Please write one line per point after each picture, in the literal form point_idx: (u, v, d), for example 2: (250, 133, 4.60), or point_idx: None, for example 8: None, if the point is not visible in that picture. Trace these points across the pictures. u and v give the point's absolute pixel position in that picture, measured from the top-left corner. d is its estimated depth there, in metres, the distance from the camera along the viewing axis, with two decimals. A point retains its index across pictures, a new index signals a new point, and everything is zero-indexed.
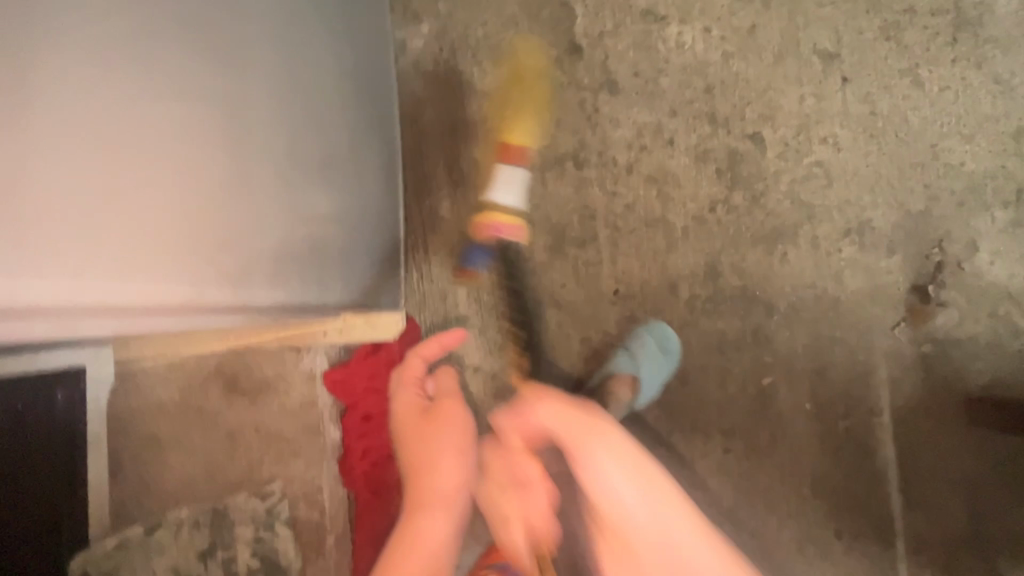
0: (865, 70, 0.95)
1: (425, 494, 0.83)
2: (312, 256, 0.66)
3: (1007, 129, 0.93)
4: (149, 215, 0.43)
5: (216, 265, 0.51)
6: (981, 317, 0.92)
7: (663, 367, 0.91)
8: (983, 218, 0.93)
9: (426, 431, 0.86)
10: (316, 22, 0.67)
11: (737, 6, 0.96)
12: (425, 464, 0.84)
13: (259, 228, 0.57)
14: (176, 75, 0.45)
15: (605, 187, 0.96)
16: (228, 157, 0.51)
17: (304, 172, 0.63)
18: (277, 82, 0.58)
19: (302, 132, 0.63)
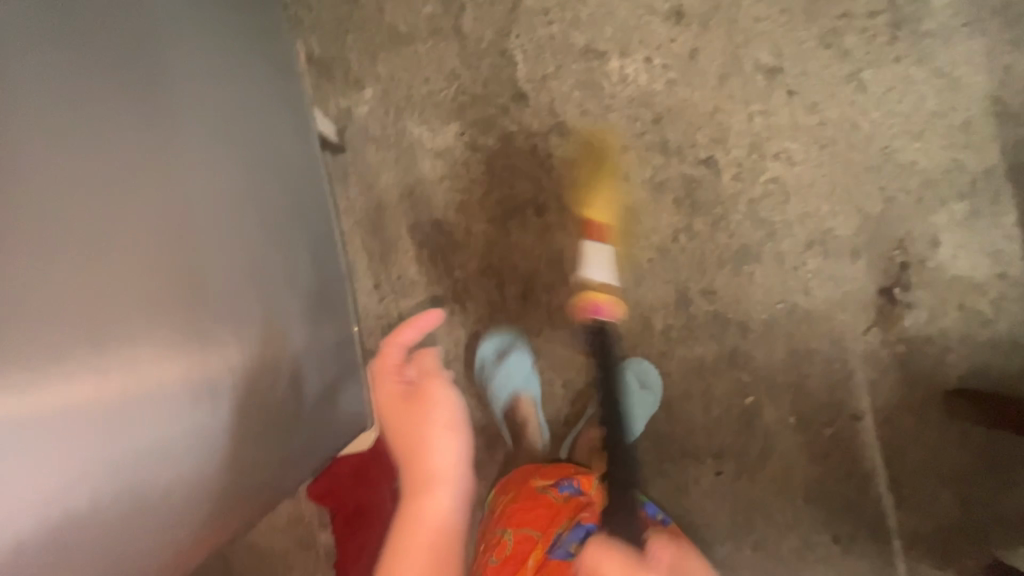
0: (809, 80, 0.95)
1: (420, 479, 0.69)
2: (263, 316, 0.64)
3: (956, 121, 0.94)
4: (102, 303, 0.42)
5: (179, 320, 0.50)
6: (950, 310, 0.93)
7: (644, 401, 0.93)
8: (942, 213, 0.94)
9: (413, 415, 0.72)
10: (248, 88, 0.68)
11: (674, 32, 0.96)
12: (416, 454, 0.70)
13: (222, 306, 0.57)
14: (119, 125, 0.47)
15: (568, 230, 0.97)
16: (169, 229, 0.51)
17: (260, 244, 0.65)
18: (211, 139, 0.59)
19: (252, 209, 0.65)
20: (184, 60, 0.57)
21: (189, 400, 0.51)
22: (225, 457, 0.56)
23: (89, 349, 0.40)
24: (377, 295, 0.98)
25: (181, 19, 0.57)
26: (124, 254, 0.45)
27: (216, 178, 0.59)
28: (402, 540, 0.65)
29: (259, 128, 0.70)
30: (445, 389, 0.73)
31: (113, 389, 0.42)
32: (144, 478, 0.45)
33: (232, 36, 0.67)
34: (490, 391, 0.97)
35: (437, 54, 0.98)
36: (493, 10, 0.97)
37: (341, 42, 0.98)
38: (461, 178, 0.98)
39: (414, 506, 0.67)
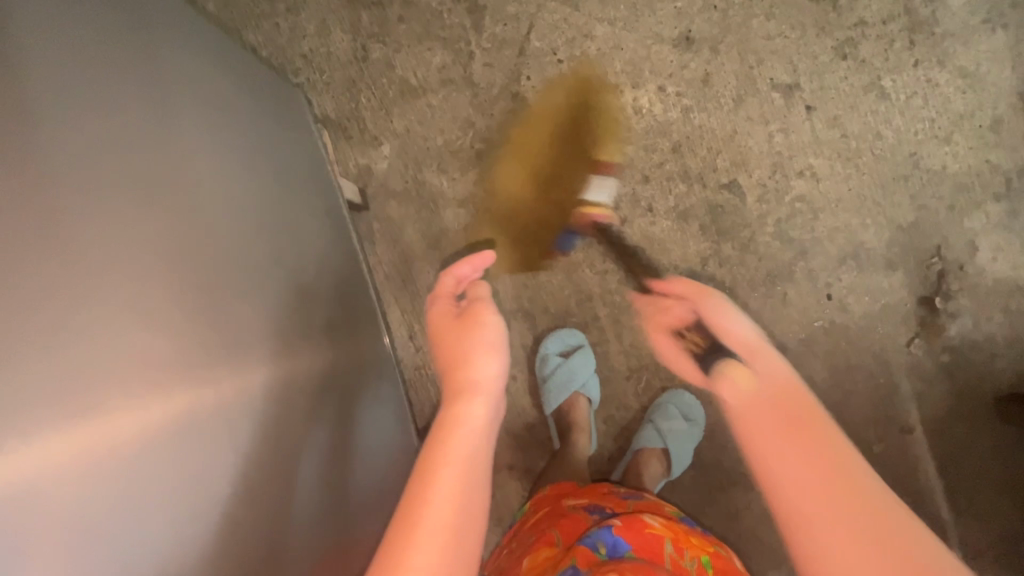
0: (827, 94, 0.93)
1: (457, 384, 0.60)
2: (284, 350, 0.65)
3: (984, 121, 0.91)
4: (122, 308, 0.43)
5: (196, 335, 0.51)
6: (994, 315, 0.91)
7: (690, 435, 0.92)
8: (977, 216, 0.91)
9: (464, 336, 0.64)
10: (240, 122, 0.72)
11: (685, 59, 0.95)
12: (458, 363, 0.62)
13: (242, 332, 0.58)
14: (115, 128, 0.49)
15: (595, 266, 0.97)
16: (173, 241, 0.52)
17: (273, 276, 0.68)
18: (205, 160, 0.61)
19: (259, 243, 0.67)
20: (174, 81, 0.60)
21: (215, 418, 0.50)
22: (267, 490, 0.56)
23: (133, 377, 0.42)
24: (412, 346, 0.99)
25: (174, 68, 0.61)
26: (150, 286, 0.47)
27: (220, 210, 0.61)
28: (437, 437, 0.54)
29: (258, 168, 0.73)
30: (492, 313, 0.66)
31: (141, 392, 0.42)
32: (191, 499, 0.46)
33: (224, 84, 0.72)
34: (531, 431, 0.99)
35: (450, 103, 0.98)
36: (501, 55, 0.97)
37: (355, 101, 1.00)
38: (484, 224, 0.98)
39: (449, 407, 0.57)
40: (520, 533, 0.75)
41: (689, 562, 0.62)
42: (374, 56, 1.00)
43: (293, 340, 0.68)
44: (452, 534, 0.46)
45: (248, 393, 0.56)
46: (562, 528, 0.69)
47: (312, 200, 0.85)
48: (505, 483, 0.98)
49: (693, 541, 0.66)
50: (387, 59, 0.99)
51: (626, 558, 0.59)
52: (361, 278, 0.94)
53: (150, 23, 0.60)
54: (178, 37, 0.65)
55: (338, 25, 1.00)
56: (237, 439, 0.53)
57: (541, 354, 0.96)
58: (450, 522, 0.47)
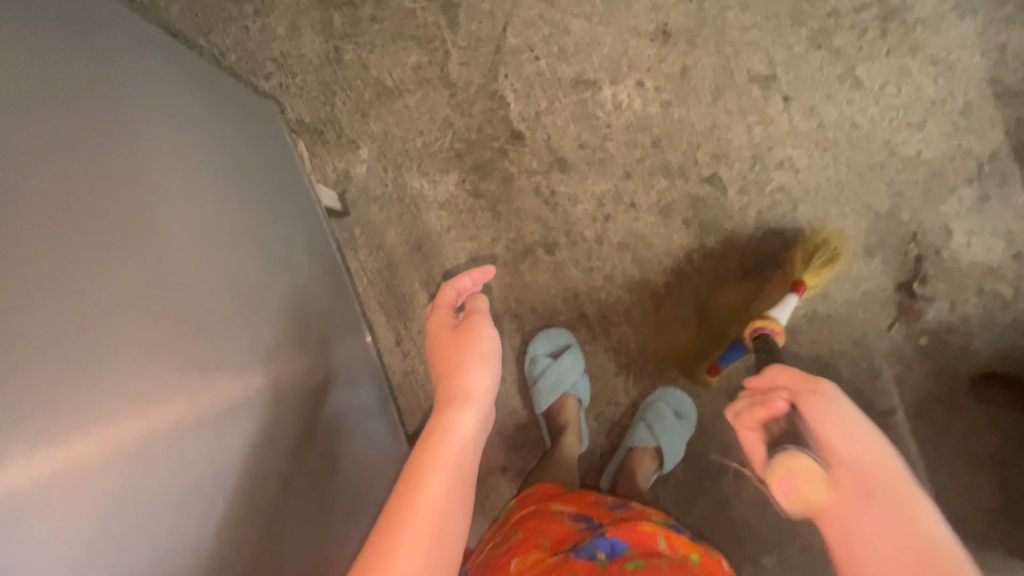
0: (803, 84, 0.94)
1: (446, 393, 0.59)
2: (272, 355, 0.64)
3: (956, 107, 0.93)
4: (104, 326, 0.42)
5: (180, 349, 0.50)
6: (970, 297, 0.93)
7: (682, 432, 0.93)
8: (951, 201, 0.93)
9: (457, 344, 0.64)
10: (212, 124, 0.70)
11: (663, 53, 0.95)
12: (451, 371, 0.61)
13: (221, 341, 0.56)
14: (88, 139, 0.47)
15: (580, 265, 0.97)
16: (151, 254, 0.51)
17: (250, 281, 0.66)
18: (180, 164, 0.60)
19: (234, 248, 0.65)
20: (143, 86, 0.58)
21: (204, 429, 0.50)
22: (260, 500, 0.56)
23: (102, 400, 0.40)
24: (400, 352, 0.98)
25: (134, 68, 0.58)
26: (121, 301, 0.45)
27: (191, 216, 0.59)
28: (423, 447, 0.53)
29: (235, 172, 0.71)
30: (488, 324, 0.65)
31: (125, 410, 0.42)
32: (173, 520, 0.44)
33: (190, 85, 0.69)
34: (523, 431, 0.99)
35: (428, 104, 0.97)
36: (478, 54, 0.96)
37: (330, 104, 0.98)
38: (468, 226, 0.97)
39: (438, 416, 0.57)
40: (505, 528, 0.75)
41: (683, 556, 0.64)
42: (348, 57, 0.97)
43: (281, 345, 0.67)
44: (432, 545, 0.46)
45: (229, 404, 0.54)
46: (551, 533, 0.68)
47: (290, 207, 0.83)
48: (498, 484, 0.98)
49: (683, 540, 0.67)
50: (361, 60, 0.97)
51: (624, 557, 0.60)
52: (345, 285, 0.93)
53: (110, 24, 0.58)
54: (135, 33, 0.62)
55: (310, 26, 0.98)
56: (228, 449, 0.53)
57: (530, 354, 0.96)
58: (429, 532, 0.47)
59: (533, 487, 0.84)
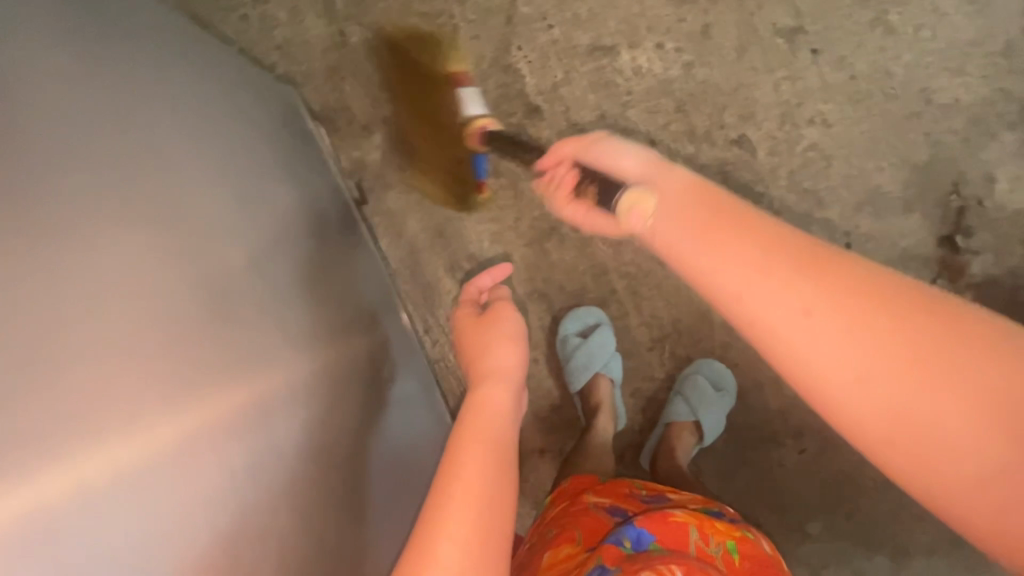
0: (832, 34, 0.89)
1: (475, 373, 0.59)
2: (317, 343, 0.66)
3: (995, 47, 0.88)
4: (154, 342, 0.45)
5: (225, 352, 0.52)
6: (1016, 247, 0.89)
7: (721, 406, 0.91)
8: (993, 147, 0.89)
9: (484, 329, 0.63)
10: (230, 124, 0.71)
11: (682, 11, 0.90)
12: (479, 354, 0.61)
13: (254, 335, 0.57)
14: (117, 169, 0.50)
15: (607, 240, 0.94)
16: (192, 265, 0.53)
17: (280, 274, 0.66)
18: (205, 174, 0.62)
19: (263, 245, 0.66)
20: (161, 103, 0.60)
21: (261, 423, 0.53)
22: (319, 488, 0.58)
23: (163, 407, 0.43)
24: (428, 340, 0.97)
25: (138, 78, 0.59)
26: (166, 312, 0.48)
27: (207, 214, 0.59)
28: (466, 415, 0.53)
29: (256, 169, 0.72)
30: (510, 308, 0.65)
31: (185, 414, 0.45)
32: (243, 506, 0.48)
33: (207, 91, 0.71)
34: (559, 412, 0.97)
35: None
36: (488, 25, 0.92)
37: (340, 90, 0.95)
38: (489, 207, 0.95)
39: (473, 395, 0.56)
40: (539, 527, 0.74)
41: (715, 548, 0.61)
42: (353, 40, 0.94)
43: (324, 332, 0.68)
44: (485, 509, 0.44)
45: (271, 393, 0.55)
46: (584, 525, 0.67)
47: (307, 200, 0.81)
48: (537, 466, 0.97)
49: (719, 527, 0.64)
50: (368, 41, 0.94)
51: (650, 548, 0.58)
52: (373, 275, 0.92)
53: (118, 49, 0.59)
54: (133, 43, 0.63)
55: (312, 9, 0.94)
56: (287, 439, 0.55)
57: (560, 332, 0.95)
58: (480, 501, 0.44)
59: (567, 483, 0.81)
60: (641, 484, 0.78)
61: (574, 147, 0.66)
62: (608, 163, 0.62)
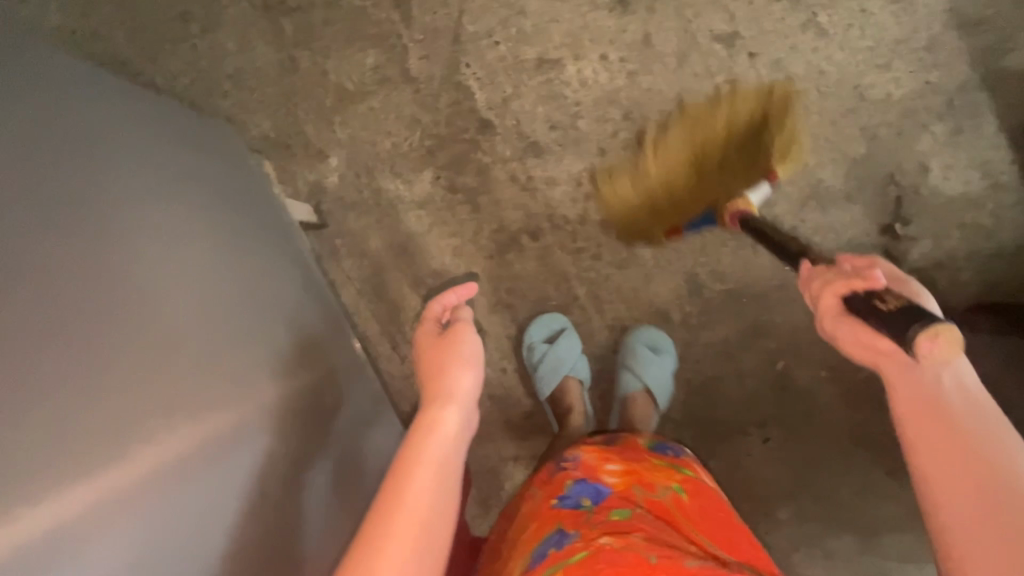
0: (767, 38, 0.93)
1: (426, 394, 0.59)
2: (259, 373, 0.66)
3: (920, 43, 0.93)
4: (94, 385, 0.44)
5: (168, 390, 0.52)
6: (953, 231, 0.94)
7: (664, 364, 0.93)
8: (925, 138, 0.93)
9: (443, 347, 0.63)
10: (164, 153, 0.70)
11: (623, 22, 0.93)
12: (434, 374, 0.60)
13: (200, 370, 0.57)
14: (52, 206, 0.49)
15: (566, 248, 0.96)
16: (131, 302, 0.52)
17: (230, 314, 0.66)
18: (144, 206, 0.61)
19: (204, 274, 0.65)
20: (94, 133, 0.59)
21: (203, 461, 0.52)
22: (259, 516, 0.58)
23: (102, 455, 0.43)
24: (398, 356, 0.98)
25: (86, 118, 0.59)
26: (104, 353, 0.47)
27: (146, 246, 0.58)
28: (407, 448, 0.53)
29: (195, 198, 0.71)
30: (471, 331, 0.63)
31: (125, 461, 0.44)
32: (183, 549, 0.47)
33: (136, 120, 0.69)
34: (531, 419, 0.99)
35: (393, 103, 0.95)
36: (436, 45, 0.94)
37: (293, 116, 0.96)
38: (449, 222, 0.96)
39: (421, 415, 0.56)
40: (505, 509, 0.72)
41: (663, 492, 0.61)
42: (304, 66, 0.95)
43: (265, 361, 0.68)
44: (417, 539, 0.48)
45: (218, 434, 0.55)
46: (539, 482, 0.67)
47: (252, 225, 0.81)
48: (512, 473, 0.99)
49: (663, 470, 0.65)
50: (319, 66, 0.95)
51: (606, 506, 0.58)
52: (326, 297, 0.94)
53: (46, 74, 0.57)
54: (86, 87, 0.63)
55: (261, 37, 0.95)
56: (228, 475, 0.55)
57: (525, 339, 0.97)
58: (417, 526, 0.48)
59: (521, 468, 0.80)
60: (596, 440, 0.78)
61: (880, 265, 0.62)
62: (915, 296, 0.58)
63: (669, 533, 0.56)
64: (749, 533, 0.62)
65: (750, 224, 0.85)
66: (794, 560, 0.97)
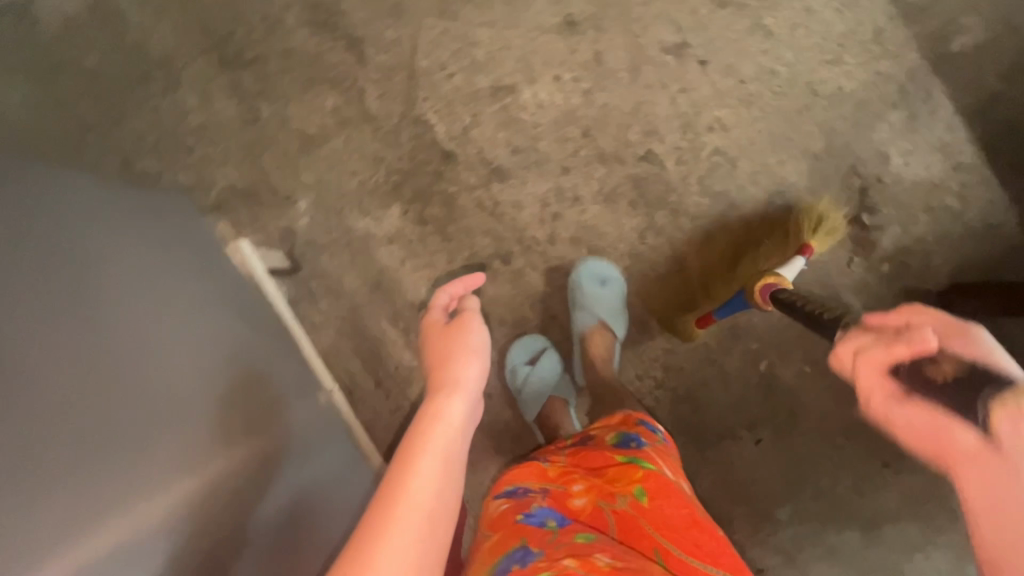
0: (715, 45, 0.95)
1: (432, 381, 0.59)
2: (246, 424, 0.65)
3: (866, 35, 0.94)
4: (81, 443, 0.44)
5: (158, 444, 0.51)
6: (920, 216, 0.94)
7: (610, 295, 0.94)
8: (881, 128, 0.94)
9: (449, 336, 0.64)
10: (120, 222, 0.71)
11: (573, 43, 0.95)
12: (440, 364, 0.61)
13: (191, 421, 0.56)
14: (29, 268, 0.49)
15: (539, 268, 0.97)
16: (117, 357, 0.52)
17: (208, 363, 0.66)
18: (116, 267, 0.61)
19: (182, 330, 0.65)
20: (57, 205, 0.60)
21: (195, 517, 0.51)
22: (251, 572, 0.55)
23: (90, 518, 0.42)
24: (382, 392, 0.98)
25: (47, 193, 0.60)
26: (93, 408, 0.46)
27: (125, 303, 0.58)
28: (412, 434, 0.52)
29: (162, 260, 0.72)
30: (477, 320, 0.65)
31: (114, 523, 0.43)
32: None
33: (87, 195, 0.70)
34: (520, 443, 0.99)
35: (355, 143, 0.96)
36: (392, 83, 0.96)
37: (258, 165, 0.97)
38: (420, 254, 0.97)
39: (427, 403, 0.56)
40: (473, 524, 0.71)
41: (620, 500, 0.62)
42: (265, 115, 0.97)
43: (250, 411, 0.68)
44: (422, 528, 0.46)
45: (213, 486, 0.55)
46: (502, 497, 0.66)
47: (213, 282, 0.82)
48: None
49: (623, 475, 0.65)
50: (280, 115, 0.97)
51: (573, 528, 0.59)
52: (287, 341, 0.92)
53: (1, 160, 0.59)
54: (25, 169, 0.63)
55: (221, 92, 0.97)
56: (220, 531, 0.53)
57: (506, 362, 0.97)
58: (423, 515, 0.47)
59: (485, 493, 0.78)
60: (567, 444, 0.79)
61: (931, 321, 0.47)
62: (970, 352, 0.43)
63: (631, 549, 0.56)
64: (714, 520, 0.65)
65: (783, 298, 0.78)
66: (797, 559, 0.96)
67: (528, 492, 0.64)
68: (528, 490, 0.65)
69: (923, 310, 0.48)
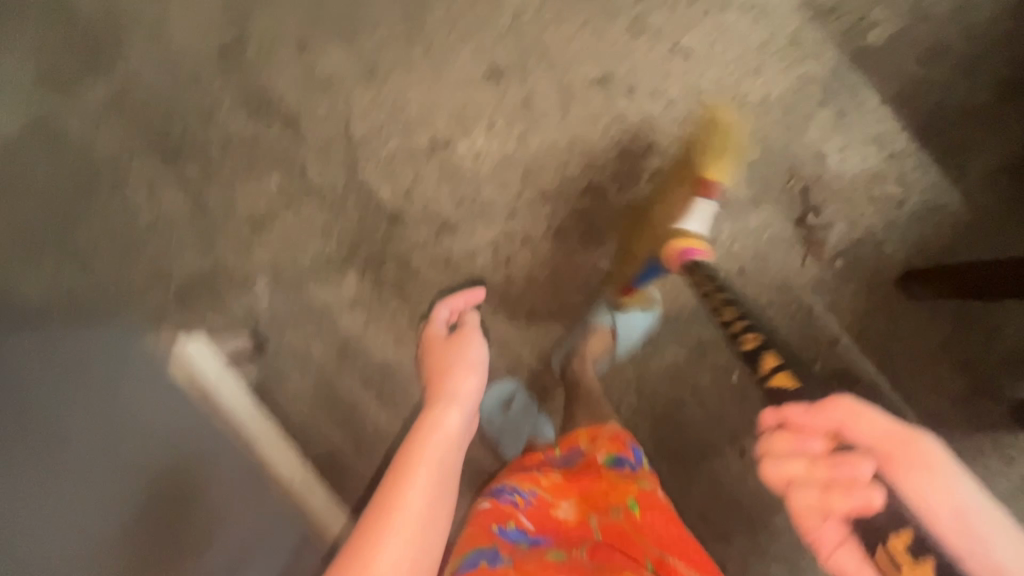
0: (639, 72, 0.97)
1: (436, 391, 0.73)
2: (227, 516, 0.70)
3: (783, 41, 0.96)
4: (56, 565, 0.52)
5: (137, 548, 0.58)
6: (865, 208, 0.95)
7: (643, 316, 0.94)
8: (813, 128, 0.96)
9: (452, 345, 0.81)
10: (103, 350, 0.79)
11: (501, 90, 0.97)
12: (444, 372, 0.76)
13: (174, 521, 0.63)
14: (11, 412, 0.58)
15: (501, 313, 0.98)
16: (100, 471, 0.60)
17: (195, 445, 0.72)
18: (104, 384, 0.69)
19: (172, 426, 0.72)
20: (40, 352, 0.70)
21: None
22: None
23: None
24: (363, 457, 0.98)
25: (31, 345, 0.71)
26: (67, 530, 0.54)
27: (109, 417, 0.65)
28: (419, 427, 0.65)
29: (149, 371, 0.79)
30: (474, 331, 0.84)
31: None
32: None
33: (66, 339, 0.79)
34: None
35: (303, 217, 0.98)
36: (331, 154, 0.98)
37: (211, 252, 0.98)
38: (382, 315, 0.98)
39: (429, 409, 0.69)
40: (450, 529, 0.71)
41: (614, 510, 0.66)
42: (212, 203, 0.99)
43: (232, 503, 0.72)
44: (429, 501, 0.57)
45: None
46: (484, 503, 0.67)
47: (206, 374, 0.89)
48: None
49: (617, 486, 0.68)
50: (227, 201, 0.98)
51: (544, 549, 0.62)
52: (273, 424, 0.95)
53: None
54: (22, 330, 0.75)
55: (167, 187, 0.99)
56: None
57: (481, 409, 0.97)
58: (428, 490, 0.57)
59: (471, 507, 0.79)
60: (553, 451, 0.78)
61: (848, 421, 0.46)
62: (920, 498, 0.42)
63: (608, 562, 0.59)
64: (699, 545, 0.65)
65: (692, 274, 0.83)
66: (802, 566, 0.95)
67: (514, 495, 0.67)
68: (515, 492, 0.67)
69: (857, 415, 0.46)
